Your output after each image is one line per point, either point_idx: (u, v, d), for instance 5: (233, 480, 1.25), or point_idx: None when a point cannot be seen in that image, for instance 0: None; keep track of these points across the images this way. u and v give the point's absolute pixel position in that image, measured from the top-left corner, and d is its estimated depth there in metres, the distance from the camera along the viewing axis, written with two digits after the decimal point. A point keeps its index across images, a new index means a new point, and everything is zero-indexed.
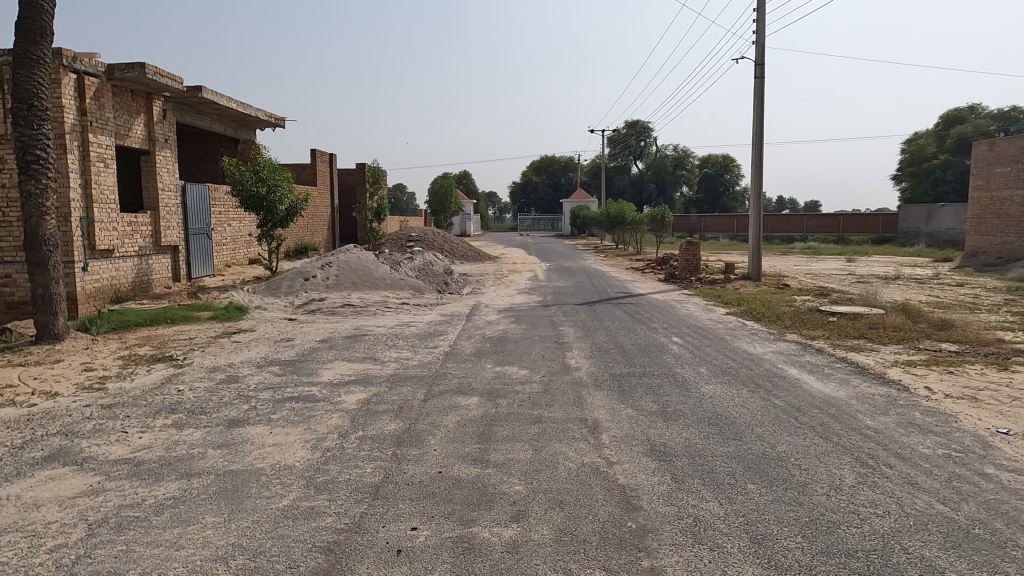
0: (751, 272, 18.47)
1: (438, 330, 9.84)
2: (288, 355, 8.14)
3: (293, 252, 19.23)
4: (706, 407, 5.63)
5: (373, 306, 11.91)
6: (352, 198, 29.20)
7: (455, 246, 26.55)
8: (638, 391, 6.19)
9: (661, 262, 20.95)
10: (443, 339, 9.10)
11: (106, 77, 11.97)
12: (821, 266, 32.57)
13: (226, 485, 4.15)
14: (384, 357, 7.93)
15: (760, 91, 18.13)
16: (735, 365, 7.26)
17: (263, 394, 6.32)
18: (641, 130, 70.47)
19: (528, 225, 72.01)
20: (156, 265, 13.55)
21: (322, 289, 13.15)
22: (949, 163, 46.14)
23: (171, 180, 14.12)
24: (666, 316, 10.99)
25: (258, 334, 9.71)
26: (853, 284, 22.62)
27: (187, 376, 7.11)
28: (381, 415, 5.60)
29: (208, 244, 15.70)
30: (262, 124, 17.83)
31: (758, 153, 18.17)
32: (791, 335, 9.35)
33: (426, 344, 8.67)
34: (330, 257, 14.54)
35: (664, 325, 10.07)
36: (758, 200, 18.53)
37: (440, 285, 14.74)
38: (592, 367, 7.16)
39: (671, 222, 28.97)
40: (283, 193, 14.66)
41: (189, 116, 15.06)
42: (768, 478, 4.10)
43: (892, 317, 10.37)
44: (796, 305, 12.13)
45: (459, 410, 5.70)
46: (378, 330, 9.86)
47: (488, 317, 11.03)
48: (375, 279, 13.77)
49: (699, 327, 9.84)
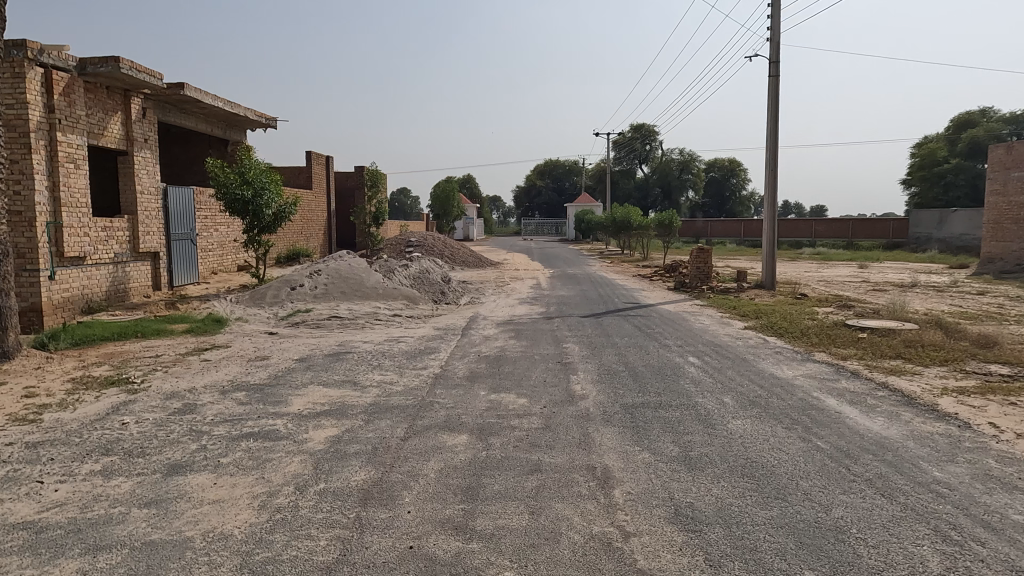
0: (766, 281, 17.56)
1: (430, 347, 8.94)
2: (259, 377, 7.27)
3: (285, 258, 18.40)
4: (737, 451, 4.73)
5: (362, 318, 11.02)
6: (350, 203, 28.42)
7: (456, 252, 25.71)
8: (655, 428, 5.29)
9: (670, 270, 20.04)
10: (434, 358, 8.21)
11: (78, 72, 11.17)
12: (834, 273, 31.58)
13: (137, 565, 3.27)
14: (365, 381, 7.04)
15: (775, 90, 17.24)
16: (764, 393, 6.34)
17: (219, 429, 5.43)
18: (647, 134, 69.55)
19: (533, 229, 71.18)
20: (133, 272, 12.73)
21: (309, 299, 12.28)
22: (962, 167, 45.01)
23: (151, 184, 13.31)
24: (680, 331, 10.08)
25: (232, 351, 8.85)
26: (870, 293, 21.71)
27: (139, 404, 6.23)
28: (350, 459, 4.71)
29: (192, 250, 14.88)
30: (253, 123, 17.01)
31: (772, 156, 17.28)
32: (821, 354, 8.43)
33: (415, 365, 7.77)
34: (320, 265, 13.66)
35: (679, 341, 9.16)
36: (772, 205, 17.61)
37: (436, 295, 13.86)
38: (601, 396, 6.25)
39: (678, 227, 28.06)
40: (271, 197, 13.84)
41: (171, 115, 14.25)
42: (830, 561, 3.20)
43: (928, 333, 9.44)
44: (820, 318, 11.20)
45: (444, 453, 4.80)
46: (365, 347, 8.98)
47: (486, 331, 10.11)
48: (366, 288, 12.89)
49: (719, 345, 8.91)
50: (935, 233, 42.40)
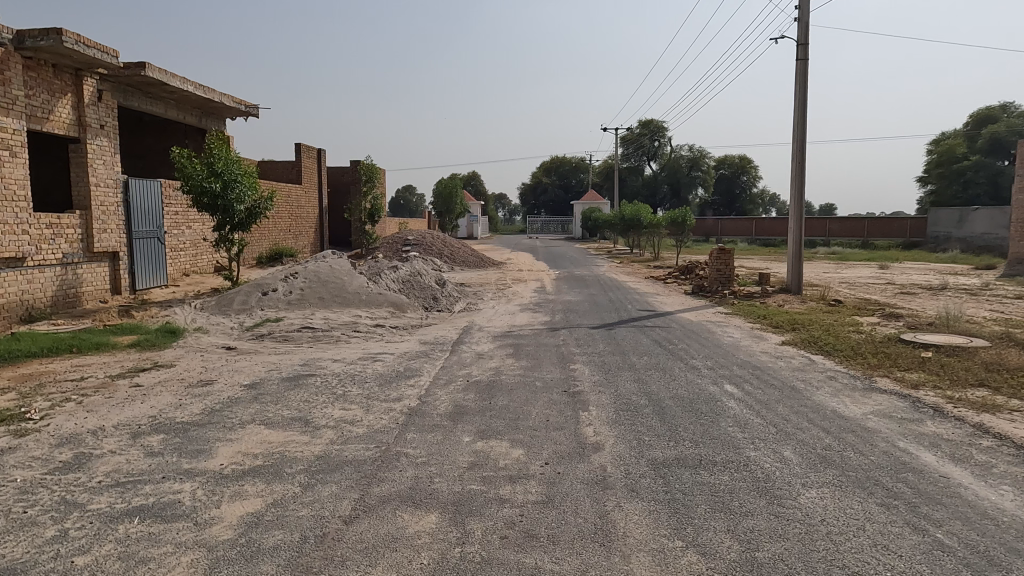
0: (792, 285, 16.01)
1: (411, 369, 7.44)
2: (190, 412, 5.80)
3: (266, 259, 17.00)
4: (827, 554, 3.23)
5: (337, 330, 9.56)
6: (345, 198, 26.98)
7: (456, 252, 24.23)
8: (701, 506, 3.79)
9: (685, 272, 18.50)
10: (412, 385, 6.70)
11: (15, 46, 9.74)
12: (853, 274, 29.93)
13: None
14: (320, 420, 5.57)
15: (804, 74, 15.68)
16: (834, 445, 4.82)
17: (101, 500, 3.97)
18: (655, 130, 67.57)
19: (539, 228, 69.58)
20: (86, 275, 11.33)
21: (281, 306, 10.84)
22: (982, 164, 43.17)
23: (108, 175, 11.88)
24: (708, 347, 8.57)
25: (173, 371, 7.40)
26: (900, 297, 20.06)
27: (18, 454, 4.76)
28: (260, 561, 3.23)
29: (159, 249, 13.47)
30: (231, 111, 15.58)
31: (801, 147, 15.70)
32: (886, 382, 6.88)
33: (387, 396, 6.28)
34: (298, 267, 12.23)
35: (709, 362, 7.67)
36: (799, 201, 16.03)
37: (427, 301, 12.35)
38: (620, 447, 4.76)
39: (691, 225, 26.45)
40: (243, 191, 12.38)
41: (135, 100, 12.82)
42: None
43: (1007, 353, 7.87)
44: (867, 332, 9.64)
45: (398, 550, 3.31)
46: (334, 369, 7.48)
47: (479, 347, 8.64)
48: (348, 292, 11.42)
49: (759, 369, 7.38)
50: (955, 232, 40.61)
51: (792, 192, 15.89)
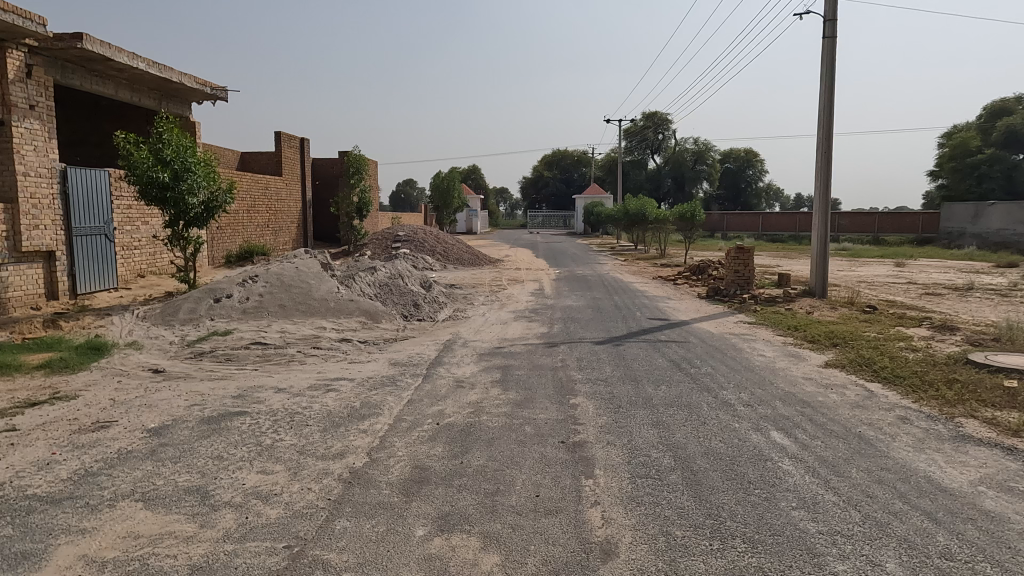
0: (818, 287, 14.48)
1: (370, 404, 5.88)
2: (53, 478, 4.27)
3: (235, 258, 15.44)
4: None
5: (293, 347, 8.03)
6: (331, 191, 25.39)
7: (449, 248, 22.68)
8: None
9: (697, 271, 16.97)
10: (365, 431, 5.16)
11: None
12: (870, 272, 28.25)
13: None
14: (225, 492, 4.04)
15: (831, 53, 14.05)
16: (959, 550, 3.27)
17: None
18: (660, 123, 64.96)
19: (540, 223, 67.85)
20: (12, 278, 9.79)
21: (234, 316, 9.32)
22: (996, 157, 41.21)
23: (42, 163, 10.34)
24: (738, 372, 7.02)
25: (70, 406, 5.86)
26: (929, 299, 18.49)
27: None
28: None
29: (107, 247, 11.92)
30: (196, 93, 14.03)
31: (828, 135, 14.10)
32: (977, 426, 5.31)
33: (327, 449, 4.74)
34: (259, 269, 10.69)
35: (743, 394, 6.14)
36: (824, 194, 14.45)
37: (407, 308, 10.79)
38: (643, 554, 3.22)
39: (700, 220, 24.84)
40: (196, 182, 10.85)
41: (77, 78, 11.27)
42: None
43: None
44: (924, 350, 8.06)
45: None
46: (272, 405, 5.91)
47: (459, 371, 7.09)
48: (314, 298, 9.88)
49: (810, 406, 5.81)
50: (970, 227, 38.86)
51: (817, 185, 14.32)
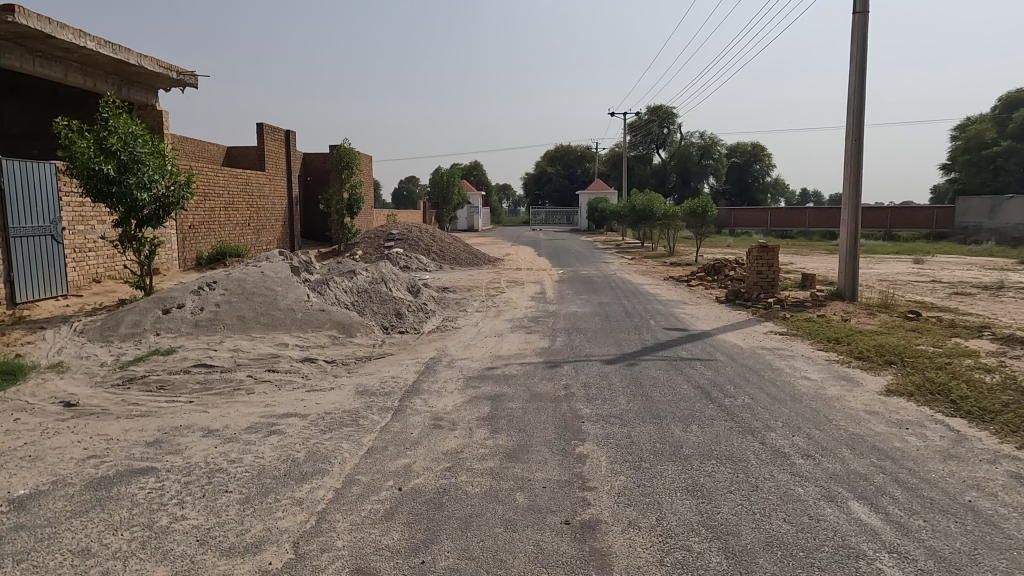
0: (848, 289, 13.14)
1: (318, 457, 4.54)
2: None
3: (207, 259, 14.10)
4: None
5: (242, 370, 6.71)
6: (320, 188, 24.07)
7: (445, 247, 21.33)
8: None
9: (713, 272, 15.59)
10: (299, 503, 3.82)
11: None
12: (889, 270, 26.70)
13: None
14: None
15: (863, 29, 12.61)
16: None
17: None
18: (663, 116, 63.43)
19: (543, 221, 66.21)
20: None
21: (183, 331, 8.01)
22: (1013, 150, 39.52)
23: None
24: (784, 403, 5.65)
25: None
26: (963, 300, 16.97)
27: None
28: None
29: (53, 248, 10.61)
30: (160, 78, 12.70)
31: (859, 121, 12.68)
32: None
33: (239, 538, 3.39)
34: (219, 275, 9.36)
35: (800, 439, 4.77)
36: (854, 187, 13.04)
37: (387, 319, 9.45)
38: None
39: (711, 216, 23.40)
40: (148, 175, 9.52)
41: (15, 59, 9.97)
42: None
43: None
44: (1001, 371, 6.66)
45: None
46: (192, 457, 4.58)
47: (437, 404, 5.74)
48: (278, 307, 8.57)
49: (889, 459, 4.44)
50: (987, 222, 37.18)
51: (848, 176, 12.93)
